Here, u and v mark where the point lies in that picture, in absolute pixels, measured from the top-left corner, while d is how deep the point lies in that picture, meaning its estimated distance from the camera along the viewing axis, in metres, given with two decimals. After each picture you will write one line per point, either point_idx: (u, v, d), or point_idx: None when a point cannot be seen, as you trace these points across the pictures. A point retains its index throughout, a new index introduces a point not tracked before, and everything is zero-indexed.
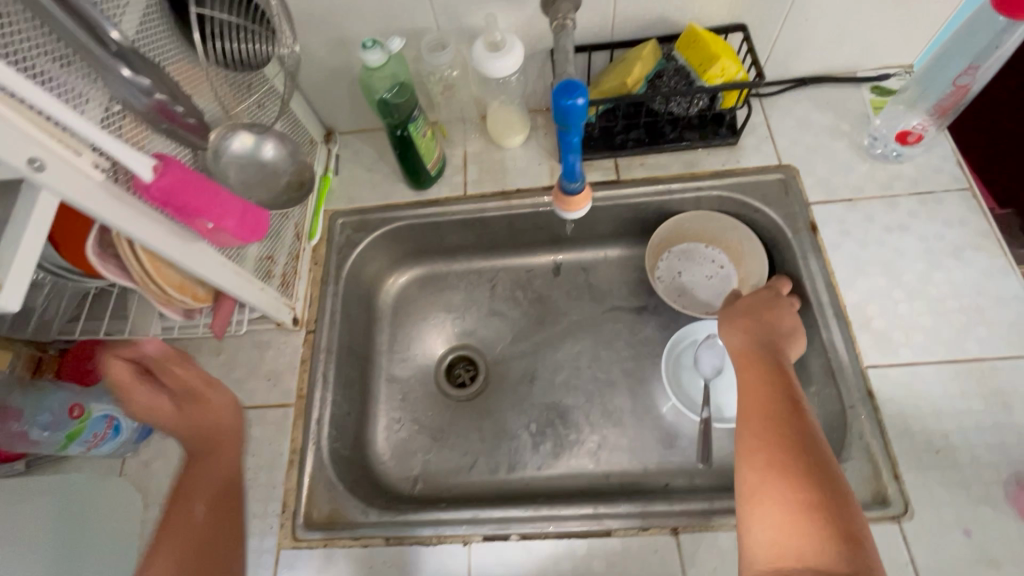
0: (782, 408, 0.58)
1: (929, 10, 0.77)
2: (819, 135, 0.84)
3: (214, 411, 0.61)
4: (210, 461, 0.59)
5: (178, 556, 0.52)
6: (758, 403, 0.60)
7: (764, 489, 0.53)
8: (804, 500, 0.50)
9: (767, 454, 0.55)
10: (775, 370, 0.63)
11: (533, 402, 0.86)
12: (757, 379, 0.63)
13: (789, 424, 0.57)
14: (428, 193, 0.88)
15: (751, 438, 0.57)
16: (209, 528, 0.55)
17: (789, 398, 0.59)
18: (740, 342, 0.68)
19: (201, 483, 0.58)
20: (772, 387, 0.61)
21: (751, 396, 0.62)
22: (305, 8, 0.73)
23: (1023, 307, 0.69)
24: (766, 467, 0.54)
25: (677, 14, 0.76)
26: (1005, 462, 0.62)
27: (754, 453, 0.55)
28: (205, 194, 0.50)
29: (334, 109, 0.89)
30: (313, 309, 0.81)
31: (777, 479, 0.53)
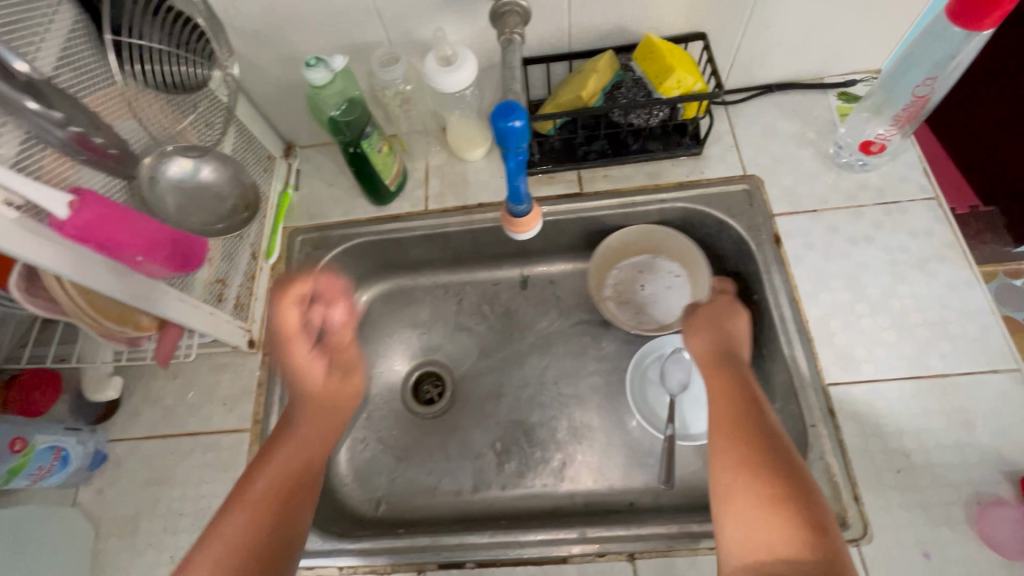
0: (745, 409, 0.58)
1: (893, 14, 0.75)
2: (785, 143, 0.82)
3: (348, 387, 0.74)
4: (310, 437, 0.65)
5: (297, 458, 0.62)
6: (722, 407, 0.59)
7: (735, 488, 0.51)
8: (774, 498, 0.49)
9: (736, 454, 0.53)
10: (739, 378, 0.62)
11: (498, 419, 0.84)
12: (721, 385, 0.62)
13: (752, 423, 0.56)
14: (389, 208, 0.86)
15: (719, 441, 0.56)
16: (321, 449, 0.65)
17: (751, 399, 0.59)
18: (704, 348, 0.68)
19: (294, 444, 0.63)
20: (736, 390, 0.61)
21: (715, 401, 0.61)
22: (250, 25, 0.71)
23: (987, 320, 0.68)
24: (736, 468, 0.52)
25: (634, 23, 0.74)
26: (965, 480, 0.61)
27: (724, 455, 0.54)
28: (127, 228, 0.50)
29: (291, 124, 0.87)
30: (270, 330, 0.80)
31: (745, 478, 0.51)
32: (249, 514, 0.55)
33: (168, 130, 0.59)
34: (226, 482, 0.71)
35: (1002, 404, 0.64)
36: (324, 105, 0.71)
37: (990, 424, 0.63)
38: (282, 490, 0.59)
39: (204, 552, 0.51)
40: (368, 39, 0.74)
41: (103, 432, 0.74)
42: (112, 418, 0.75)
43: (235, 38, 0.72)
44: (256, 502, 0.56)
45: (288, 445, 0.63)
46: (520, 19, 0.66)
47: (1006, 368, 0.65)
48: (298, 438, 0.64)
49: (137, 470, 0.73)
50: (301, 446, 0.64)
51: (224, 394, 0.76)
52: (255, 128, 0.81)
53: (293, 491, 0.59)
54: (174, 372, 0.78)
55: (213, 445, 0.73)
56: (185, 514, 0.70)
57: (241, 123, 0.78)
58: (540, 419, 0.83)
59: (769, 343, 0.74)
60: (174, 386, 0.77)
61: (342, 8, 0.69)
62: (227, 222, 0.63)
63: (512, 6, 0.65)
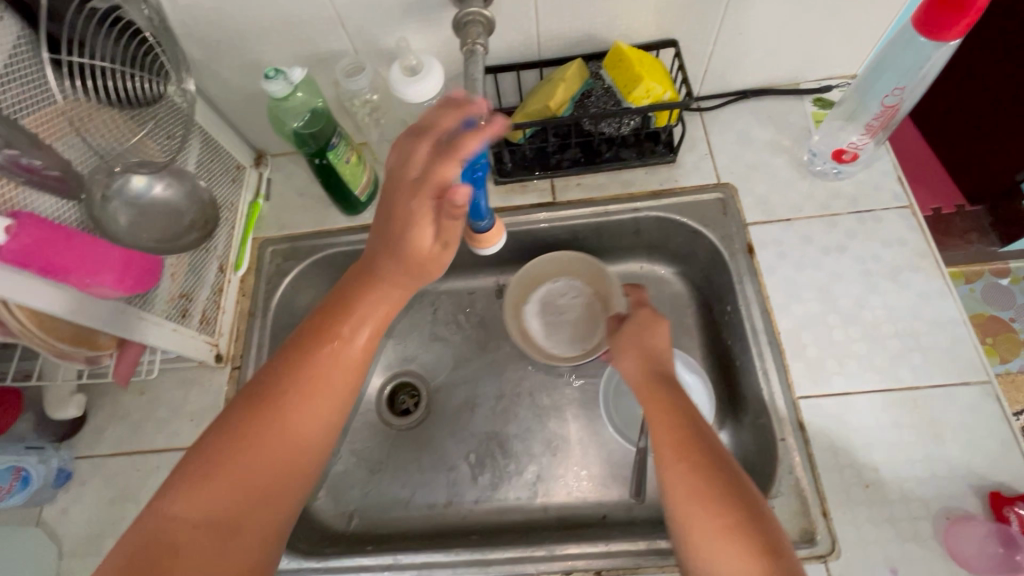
0: (688, 431, 0.56)
1: (866, 20, 0.74)
2: (759, 151, 0.81)
3: (441, 257, 0.58)
4: (376, 299, 0.59)
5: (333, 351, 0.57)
6: (667, 431, 0.57)
7: (698, 524, 0.50)
8: (733, 525, 0.49)
9: (692, 486, 0.52)
10: (674, 393, 0.60)
11: (473, 430, 0.83)
12: (659, 403, 0.60)
13: (698, 445, 0.55)
14: (361, 218, 0.85)
15: (672, 470, 0.54)
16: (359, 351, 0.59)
17: (691, 417, 0.57)
18: (636, 371, 0.64)
19: (354, 332, 0.58)
20: (676, 409, 0.58)
21: (656, 424, 0.58)
22: (211, 35, 0.69)
23: (958, 331, 0.68)
24: (694, 501, 0.51)
25: (603, 31, 0.73)
26: (934, 495, 0.61)
27: (681, 488, 0.53)
28: (68, 250, 0.50)
29: (260, 133, 0.85)
30: (239, 343, 0.79)
31: (707, 509, 0.51)
32: (294, 415, 0.54)
33: (127, 144, 0.57)
34: None
35: (972, 416, 0.63)
36: (286, 117, 0.70)
37: (960, 438, 0.63)
38: (329, 388, 0.56)
39: (240, 443, 0.52)
40: (333, 48, 0.73)
41: (69, 449, 0.74)
42: (78, 435, 0.74)
43: (196, 48, 0.71)
44: (301, 402, 0.55)
45: (349, 326, 0.58)
46: (483, 28, 0.65)
47: (977, 380, 0.65)
48: (358, 327, 0.59)
49: (103, 488, 0.72)
50: (360, 335, 0.58)
51: (191, 410, 0.75)
52: (221, 137, 0.79)
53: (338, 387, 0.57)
54: (142, 388, 0.76)
55: None
56: None
57: (205, 134, 0.76)
58: (514, 430, 0.82)
59: (741, 354, 0.73)
60: (141, 402, 0.76)
61: (304, 18, 0.68)
62: (186, 237, 0.63)
63: (475, 16, 0.64)
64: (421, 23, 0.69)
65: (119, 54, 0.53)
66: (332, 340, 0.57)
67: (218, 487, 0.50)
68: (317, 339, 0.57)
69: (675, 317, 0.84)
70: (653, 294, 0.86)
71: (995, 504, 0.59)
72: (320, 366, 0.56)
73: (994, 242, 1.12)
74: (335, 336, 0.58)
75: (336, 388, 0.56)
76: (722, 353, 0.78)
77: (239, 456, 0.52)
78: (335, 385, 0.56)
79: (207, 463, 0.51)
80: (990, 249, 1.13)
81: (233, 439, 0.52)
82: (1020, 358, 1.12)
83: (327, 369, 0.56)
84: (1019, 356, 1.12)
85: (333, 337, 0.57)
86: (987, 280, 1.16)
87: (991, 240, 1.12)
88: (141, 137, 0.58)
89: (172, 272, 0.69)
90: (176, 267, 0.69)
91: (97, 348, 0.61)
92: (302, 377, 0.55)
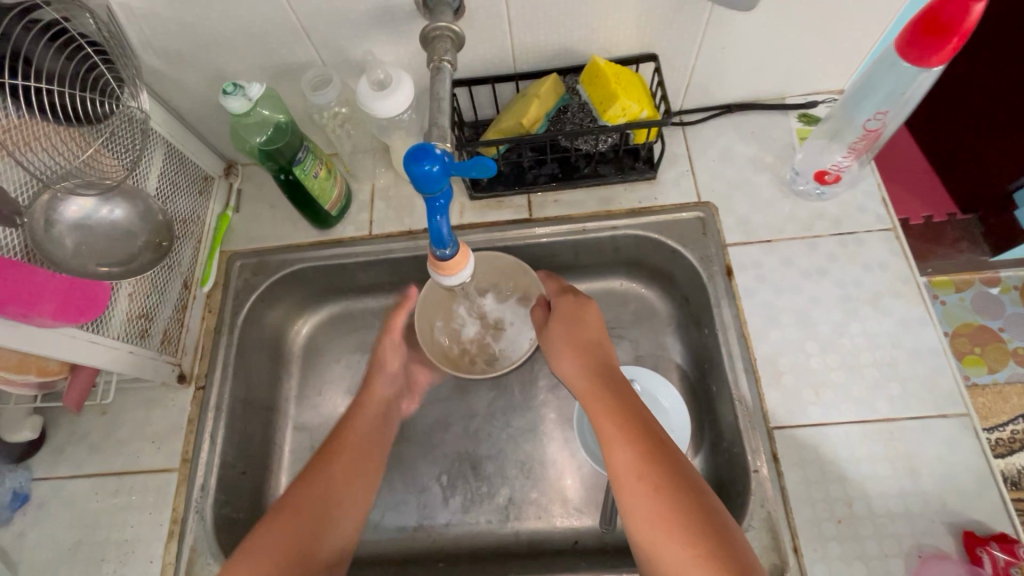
0: (646, 444, 0.56)
1: (852, 37, 0.72)
2: (741, 168, 0.79)
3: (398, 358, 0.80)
4: (370, 410, 0.75)
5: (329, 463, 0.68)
6: (624, 449, 0.56)
7: (664, 549, 0.50)
8: (702, 549, 0.49)
9: (652, 508, 0.52)
10: (623, 404, 0.59)
11: (445, 451, 0.81)
12: (609, 416, 0.59)
13: (657, 460, 0.54)
14: (333, 232, 0.82)
15: (632, 489, 0.54)
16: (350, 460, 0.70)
17: (649, 430, 0.57)
18: (578, 375, 0.64)
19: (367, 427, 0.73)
20: (634, 420, 0.58)
21: (612, 443, 0.57)
22: (172, 46, 0.67)
23: (938, 361, 0.66)
24: (658, 524, 0.51)
25: (580, 44, 0.71)
26: (906, 532, 0.59)
27: (644, 509, 0.53)
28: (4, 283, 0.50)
29: (228, 142, 0.82)
30: (203, 362, 0.76)
31: (672, 530, 0.51)
32: (327, 500, 0.64)
33: (78, 160, 0.54)
34: (151, 525, 0.68)
35: (949, 450, 0.62)
36: (248, 134, 0.68)
37: (935, 473, 0.61)
38: (347, 480, 0.67)
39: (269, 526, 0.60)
40: (299, 59, 0.70)
41: (26, 470, 0.71)
42: (37, 455, 0.72)
43: (155, 57, 0.68)
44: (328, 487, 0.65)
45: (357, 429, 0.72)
46: (453, 44, 0.63)
47: (955, 413, 0.63)
48: (365, 425, 0.73)
49: (58, 513, 0.69)
50: (375, 427, 0.74)
51: (153, 431, 0.73)
52: (186, 148, 0.75)
53: (354, 480, 0.68)
54: (103, 408, 0.74)
55: (141, 485, 0.70)
56: (108, 559, 0.67)
57: (170, 144, 0.72)
58: (486, 451, 0.80)
59: (718, 380, 0.71)
60: (102, 422, 0.74)
61: (267, 28, 0.65)
62: (139, 258, 0.61)
63: (444, 31, 0.62)
64: (389, 35, 0.67)
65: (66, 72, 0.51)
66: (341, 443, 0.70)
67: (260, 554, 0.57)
68: (328, 449, 0.69)
69: (653, 337, 0.82)
70: (632, 313, 0.84)
71: (968, 544, 0.57)
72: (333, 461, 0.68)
73: (984, 251, 1.08)
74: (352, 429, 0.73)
75: (354, 477, 0.68)
76: (701, 377, 0.76)
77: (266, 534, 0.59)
78: (354, 478, 0.68)
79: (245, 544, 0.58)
80: (980, 260, 1.09)
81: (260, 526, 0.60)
82: (1007, 369, 1.07)
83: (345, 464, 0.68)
84: (1007, 367, 1.07)
85: (345, 443, 0.70)
86: (978, 289, 1.12)
87: (981, 248, 1.09)
88: (95, 150, 0.55)
89: (130, 292, 0.65)
90: (133, 288, 0.66)
91: (47, 373, 0.61)
92: (325, 469, 0.66)
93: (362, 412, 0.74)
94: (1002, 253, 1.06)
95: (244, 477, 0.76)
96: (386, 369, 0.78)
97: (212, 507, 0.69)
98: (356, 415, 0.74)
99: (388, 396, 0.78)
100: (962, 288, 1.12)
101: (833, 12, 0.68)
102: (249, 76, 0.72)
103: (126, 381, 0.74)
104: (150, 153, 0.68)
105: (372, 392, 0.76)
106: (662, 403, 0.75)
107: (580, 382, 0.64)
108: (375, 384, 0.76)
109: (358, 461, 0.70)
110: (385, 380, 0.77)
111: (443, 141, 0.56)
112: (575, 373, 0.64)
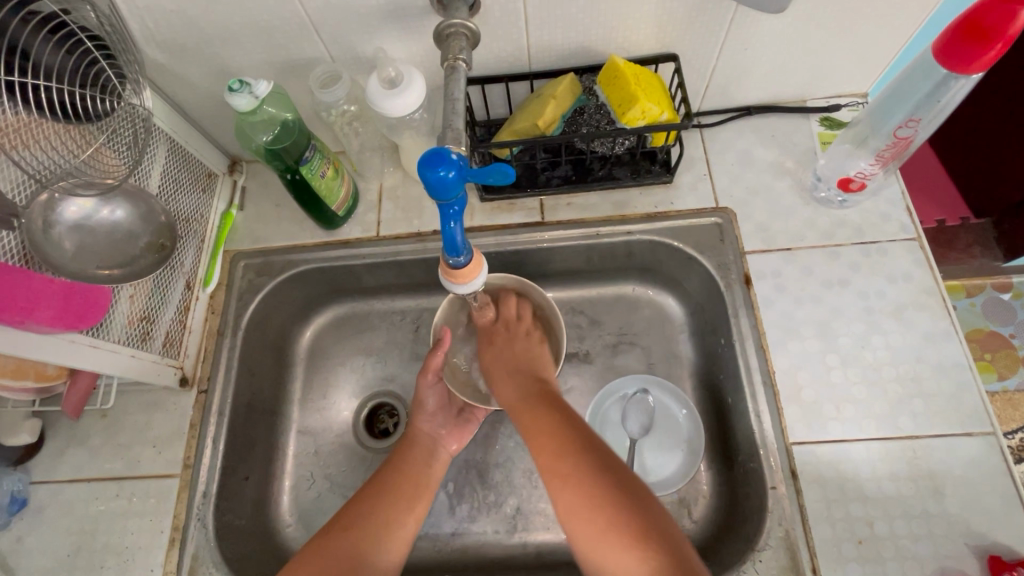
0: (561, 440, 0.56)
1: (880, 39, 0.69)
2: (761, 172, 0.77)
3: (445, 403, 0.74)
4: (421, 447, 0.70)
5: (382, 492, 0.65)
6: (542, 445, 0.57)
7: (587, 536, 0.51)
8: (619, 529, 0.50)
9: (570, 498, 0.53)
10: (545, 405, 0.61)
11: (451, 458, 0.79)
12: (531, 419, 0.60)
13: (573, 451, 0.55)
14: (339, 232, 0.80)
15: (551, 482, 0.54)
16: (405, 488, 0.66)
17: (566, 422, 0.58)
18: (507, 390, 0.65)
19: (421, 459, 0.69)
20: (552, 416, 0.59)
21: (533, 442, 0.58)
22: (176, 40, 0.64)
23: (963, 377, 0.64)
24: (576, 513, 0.52)
25: (598, 43, 0.68)
26: (929, 554, 0.58)
27: (563, 500, 0.53)
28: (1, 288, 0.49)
29: (232, 138, 0.80)
30: (206, 365, 0.75)
31: (589, 515, 0.51)
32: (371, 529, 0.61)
33: (79, 159, 0.52)
34: (152, 532, 0.67)
35: (975, 470, 0.60)
36: (254, 132, 0.67)
37: (960, 494, 0.59)
38: (394, 509, 0.64)
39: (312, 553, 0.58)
40: (308, 55, 0.68)
41: (25, 473, 0.70)
42: (36, 458, 0.70)
43: (159, 51, 0.65)
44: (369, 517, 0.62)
45: (409, 462, 0.69)
46: (467, 42, 0.61)
47: (980, 432, 0.61)
48: (420, 461, 0.69)
49: (57, 518, 0.68)
50: (428, 461, 0.70)
51: (154, 436, 0.71)
52: (189, 144, 0.73)
53: (402, 509, 0.64)
54: (103, 411, 0.72)
55: (142, 491, 0.69)
56: (107, 567, 0.65)
57: (173, 140, 0.70)
58: (493, 459, 0.78)
59: (734, 392, 0.69)
60: (102, 426, 0.72)
61: (274, 23, 0.63)
62: (142, 260, 0.60)
63: (459, 29, 0.60)
64: (401, 31, 0.64)
65: (66, 68, 0.48)
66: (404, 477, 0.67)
67: None
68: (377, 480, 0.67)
69: (666, 345, 0.80)
70: (645, 320, 0.81)
71: (994, 569, 0.56)
72: (380, 493, 0.65)
73: (997, 255, 1.03)
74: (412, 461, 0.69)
75: (402, 504, 0.65)
76: (716, 388, 0.74)
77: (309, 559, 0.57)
78: (403, 506, 0.65)
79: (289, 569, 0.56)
80: (991, 265, 1.04)
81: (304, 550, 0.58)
82: (1017, 377, 1.02)
83: (393, 495, 0.65)
84: (1016, 374, 1.02)
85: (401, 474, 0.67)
86: (988, 295, 1.05)
87: (993, 253, 1.04)
88: (97, 149, 0.54)
89: (131, 295, 0.63)
90: (134, 289, 0.64)
91: (44, 379, 0.60)
92: (370, 500, 0.64)
93: (412, 446, 0.70)
94: (1015, 258, 1.01)
95: (247, 483, 0.74)
96: (427, 409, 0.72)
97: (214, 514, 0.68)
98: (410, 448, 0.70)
99: (436, 436, 0.72)
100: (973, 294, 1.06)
101: (862, 14, 0.65)
102: (255, 71, 0.70)
103: (127, 384, 0.73)
104: (153, 150, 0.66)
105: (414, 430, 0.71)
106: (674, 414, 0.75)
107: (509, 397, 0.65)
108: (421, 421, 0.72)
109: (408, 491, 0.66)
110: (427, 419, 0.72)
111: (457, 144, 0.54)
112: (508, 387, 0.65)
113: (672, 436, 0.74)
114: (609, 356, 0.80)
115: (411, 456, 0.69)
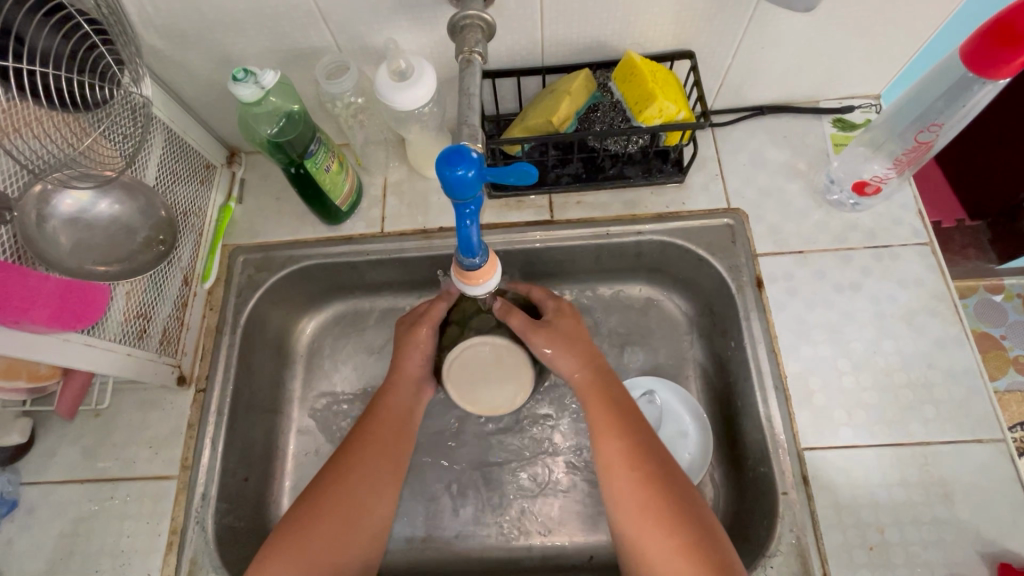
0: (633, 443, 0.58)
1: (898, 42, 0.68)
2: (773, 174, 0.76)
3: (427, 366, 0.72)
4: (405, 386, 0.70)
5: (367, 447, 0.64)
6: (614, 441, 0.59)
7: (648, 539, 0.53)
8: (683, 544, 0.52)
9: (639, 500, 0.55)
10: (617, 400, 0.62)
11: (455, 460, 0.77)
12: (603, 411, 0.61)
13: (645, 456, 0.57)
14: (343, 227, 0.78)
15: (617, 484, 0.57)
16: (389, 438, 0.66)
17: (630, 423, 0.60)
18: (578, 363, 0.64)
19: (402, 405, 0.69)
20: (617, 410, 0.61)
21: (604, 435, 0.60)
22: (174, 25, 0.61)
23: (974, 382, 0.64)
24: (641, 515, 0.54)
25: (614, 38, 0.66)
26: (939, 561, 0.58)
27: (634, 503, 0.55)
28: None
29: (231, 129, 0.77)
30: (204, 364, 0.72)
31: (658, 519, 0.54)
32: (352, 498, 0.61)
33: (75, 150, 0.50)
34: (149, 536, 0.65)
35: (985, 477, 0.60)
36: (258, 124, 0.64)
37: (969, 500, 0.59)
38: (379, 469, 0.64)
39: (313, 517, 0.58)
40: (314, 45, 0.65)
41: (14, 474, 0.67)
42: (27, 457, 0.68)
43: (156, 36, 0.63)
44: (365, 481, 0.63)
45: (388, 408, 0.68)
46: (483, 34, 0.59)
47: (990, 438, 0.61)
48: (399, 405, 0.69)
49: (49, 520, 0.66)
50: (411, 404, 0.70)
51: (150, 436, 0.69)
52: (187, 134, 0.70)
53: (383, 463, 0.65)
54: (95, 411, 0.70)
55: (138, 493, 0.66)
56: (102, 571, 0.63)
57: (170, 130, 0.67)
58: (498, 459, 0.77)
59: (743, 396, 0.69)
60: (96, 426, 0.69)
61: (280, 10, 0.60)
62: (141, 256, 0.59)
63: (475, 20, 0.58)
64: (411, 22, 0.62)
65: (64, 55, 0.46)
66: (383, 426, 0.67)
67: (303, 548, 0.57)
68: (355, 440, 0.65)
69: (674, 347, 0.79)
70: (653, 322, 0.81)
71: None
72: (365, 452, 0.64)
73: (991, 258, 1.03)
74: (394, 409, 0.68)
75: (379, 457, 0.65)
76: (725, 392, 0.73)
77: (313, 526, 0.58)
78: (383, 457, 0.65)
79: (290, 539, 0.57)
80: (986, 266, 1.04)
81: (297, 514, 0.59)
82: (1008, 378, 1.01)
83: (375, 446, 0.65)
84: (1007, 375, 1.01)
85: (379, 420, 0.67)
86: (981, 297, 1.06)
87: (988, 256, 1.03)
88: (94, 139, 0.51)
89: (128, 291, 0.61)
90: (131, 285, 0.61)
91: (38, 379, 0.59)
92: (353, 457, 0.63)
93: (395, 388, 0.69)
94: (1011, 260, 1.02)
95: (246, 484, 0.72)
96: (421, 343, 0.70)
97: (213, 516, 0.66)
98: (390, 389, 0.69)
99: (419, 376, 0.71)
100: (965, 295, 1.06)
101: (884, 16, 0.64)
102: (258, 59, 0.67)
103: (122, 382, 0.70)
104: (151, 140, 0.63)
105: (402, 370, 0.70)
106: (681, 416, 0.74)
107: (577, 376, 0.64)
108: (404, 360, 0.70)
109: (399, 447, 0.67)
110: (417, 359, 0.71)
111: (473, 141, 0.52)
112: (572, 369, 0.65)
113: (675, 435, 0.73)
114: (616, 359, 0.79)
115: (391, 399, 0.69)
